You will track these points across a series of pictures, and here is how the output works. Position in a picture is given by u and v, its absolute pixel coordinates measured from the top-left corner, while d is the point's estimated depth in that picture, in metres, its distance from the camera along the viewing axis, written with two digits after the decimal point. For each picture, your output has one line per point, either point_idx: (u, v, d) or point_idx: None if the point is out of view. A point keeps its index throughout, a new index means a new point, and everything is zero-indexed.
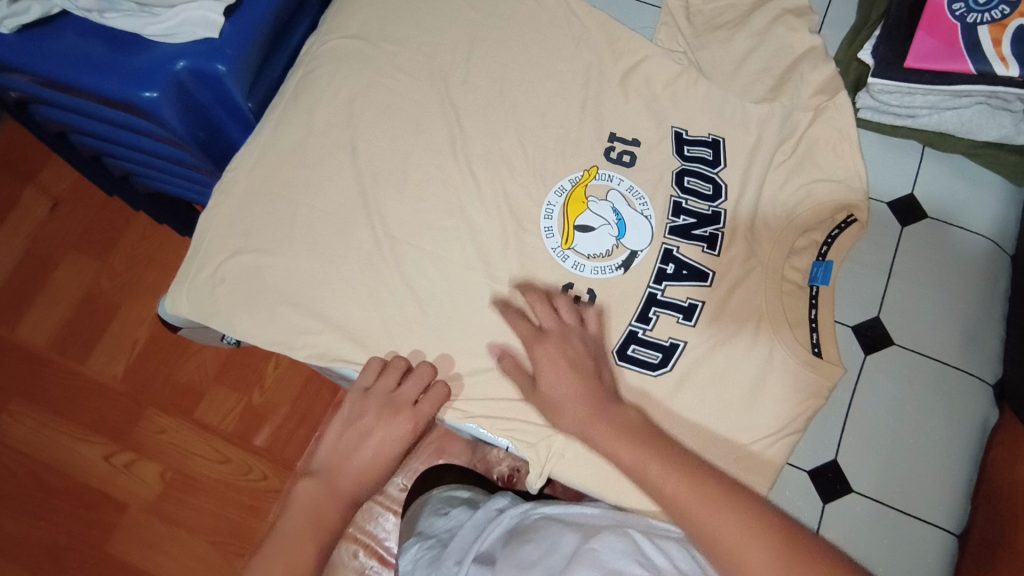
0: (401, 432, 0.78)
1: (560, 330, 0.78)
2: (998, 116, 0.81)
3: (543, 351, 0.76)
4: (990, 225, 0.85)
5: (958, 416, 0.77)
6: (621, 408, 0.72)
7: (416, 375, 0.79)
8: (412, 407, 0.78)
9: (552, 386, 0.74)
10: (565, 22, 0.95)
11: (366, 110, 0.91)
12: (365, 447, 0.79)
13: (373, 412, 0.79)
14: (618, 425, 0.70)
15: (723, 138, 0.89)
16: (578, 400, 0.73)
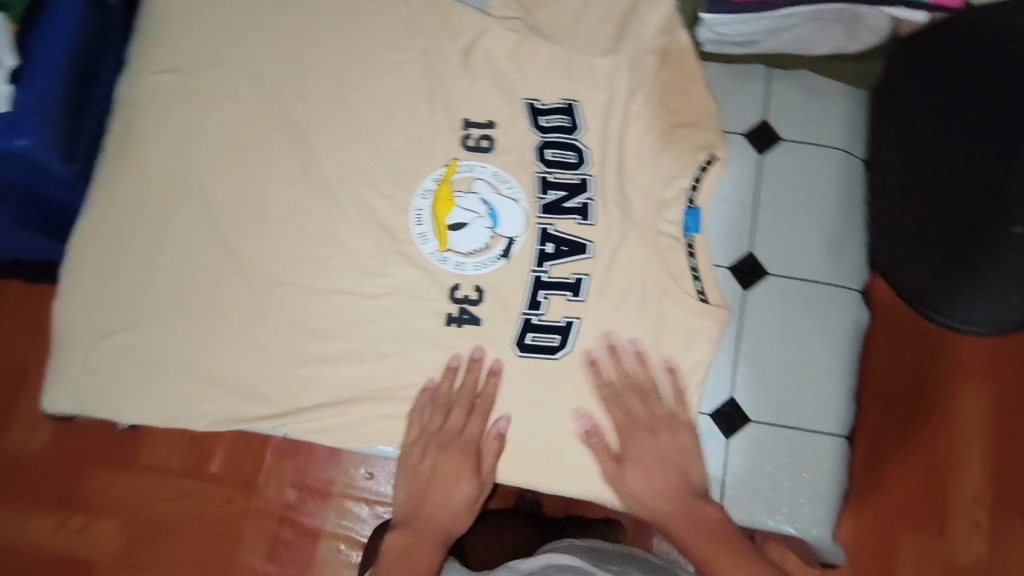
0: (465, 470, 0.79)
1: (651, 422, 0.79)
2: (829, 29, 0.82)
3: (635, 447, 0.78)
4: (841, 134, 0.87)
5: (835, 328, 0.82)
6: (702, 507, 0.74)
7: (460, 402, 0.80)
8: (461, 434, 0.80)
9: (640, 484, 0.76)
10: (395, 9, 0.90)
11: (203, 148, 0.85)
12: (437, 485, 0.79)
13: (433, 450, 0.80)
14: (699, 525, 0.73)
15: (577, 101, 0.88)
16: (660, 502, 0.75)
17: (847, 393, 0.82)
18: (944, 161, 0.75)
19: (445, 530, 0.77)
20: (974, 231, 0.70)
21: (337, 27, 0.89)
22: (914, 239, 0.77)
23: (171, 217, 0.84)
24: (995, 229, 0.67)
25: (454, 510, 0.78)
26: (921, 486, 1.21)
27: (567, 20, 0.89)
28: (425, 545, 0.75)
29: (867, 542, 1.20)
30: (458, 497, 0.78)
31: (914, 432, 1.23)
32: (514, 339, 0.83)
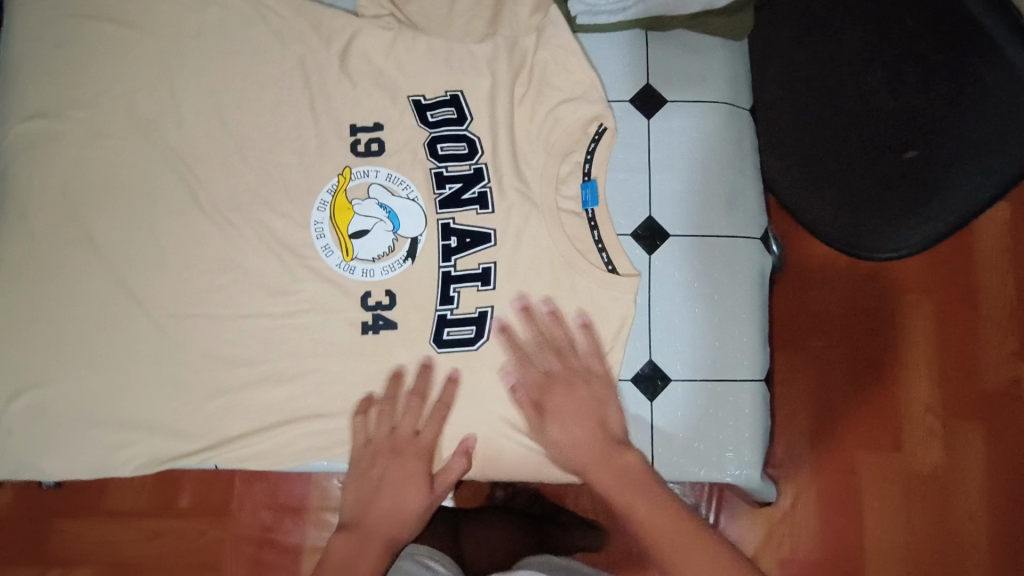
0: (416, 477, 0.80)
1: (568, 375, 0.80)
2: None
3: (556, 400, 0.78)
4: (725, 88, 0.88)
5: (740, 279, 0.84)
6: (620, 455, 0.75)
7: (408, 410, 0.81)
8: (413, 440, 0.81)
9: (558, 433, 0.77)
10: (263, 24, 0.88)
11: (85, 193, 0.83)
12: (383, 493, 0.80)
13: (384, 456, 0.81)
14: (620, 475, 0.74)
15: (461, 91, 0.87)
16: (584, 450, 0.76)
17: (759, 339, 0.83)
18: (834, 96, 0.82)
19: (389, 537, 0.79)
20: (875, 159, 0.78)
21: (208, 50, 0.87)
22: (823, 174, 0.84)
23: (68, 265, 0.82)
24: (893, 155, 0.75)
25: (403, 518, 0.79)
26: (874, 407, 1.26)
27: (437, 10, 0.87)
28: (370, 550, 0.78)
29: (828, 469, 1.25)
30: (406, 505, 0.79)
31: (860, 357, 1.27)
32: (432, 337, 0.83)
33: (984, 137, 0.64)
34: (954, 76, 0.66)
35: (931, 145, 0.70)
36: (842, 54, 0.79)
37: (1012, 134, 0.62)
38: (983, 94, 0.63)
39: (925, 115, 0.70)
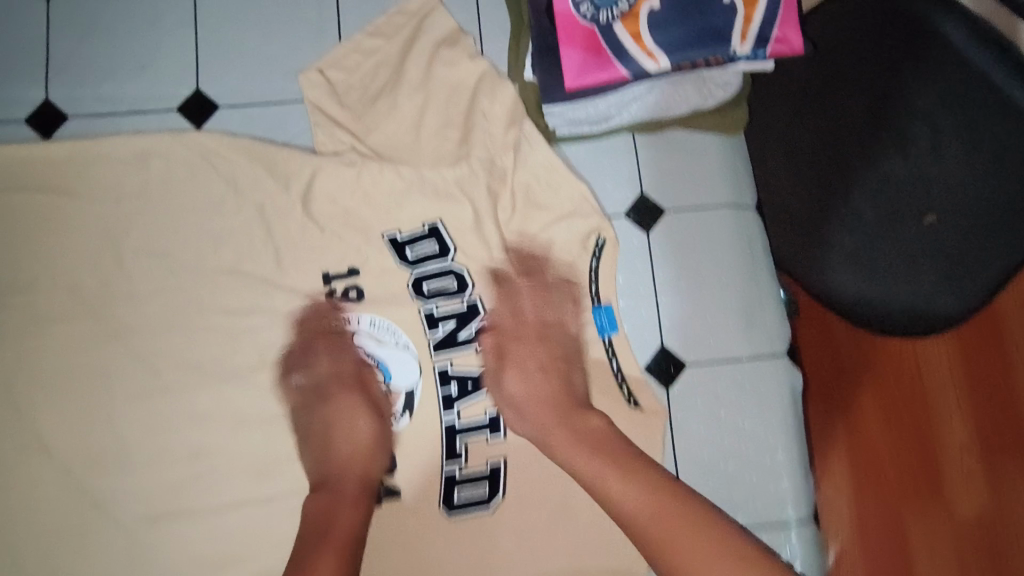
0: (359, 407, 0.76)
1: (536, 330, 0.78)
2: (681, 87, 0.75)
3: (517, 351, 0.77)
4: (726, 186, 0.81)
5: (769, 400, 0.76)
6: (584, 417, 0.72)
7: (332, 347, 0.78)
8: (331, 376, 0.77)
9: (516, 390, 0.75)
10: (215, 169, 0.80)
11: (27, 392, 0.73)
12: (335, 432, 0.74)
13: (315, 396, 0.77)
14: (588, 438, 0.70)
15: (441, 220, 0.79)
16: (539, 395, 0.74)
17: (799, 469, 0.75)
18: (846, 177, 0.81)
19: (367, 480, 0.73)
20: (895, 234, 0.79)
21: (155, 205, 0.78)
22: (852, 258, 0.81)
23: (22, 479, 0.72)
24: (910, 226, 0.78)
25: (360, 454, 0.73)
26: (902, 454, 1.10)
27: (406, 137, 0.81)
28: (347, 504, 0.69)
29: (872, 529, 1.10)
30: (360, 436, 0.74)
31: (882, 399, 1.12)
32: (441, 500, 0.74)
33: (988, 194, 0.72)
34: (940, 125, 0.75)
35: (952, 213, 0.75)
36: (848, 131, 0.80)
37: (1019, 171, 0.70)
38: (980, 133, 0.72)
39: (928, 179, 0.76)
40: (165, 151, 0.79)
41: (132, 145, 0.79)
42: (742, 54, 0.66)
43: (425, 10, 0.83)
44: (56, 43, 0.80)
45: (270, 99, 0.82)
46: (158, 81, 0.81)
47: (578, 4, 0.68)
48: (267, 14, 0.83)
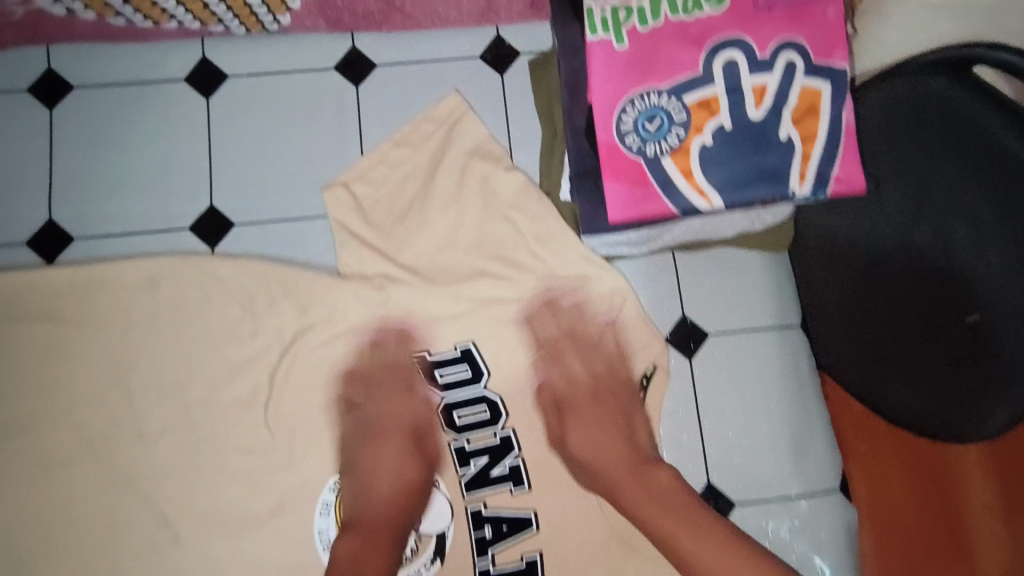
0: (408, 454, 0.72)
1: (604, 381, 0.74)
2: (723, 218, 0.68)
3: (579, 411, 0.72)
4: (772, 306, 0.77)
5: (820, 540, 0.73)
6: (648, 473, 0.68)
7: (394, 386, 0.74)
8: (389, 420, 0.73)
9: (579, 440, 0.71)
10: (229, 293, 0.75)
11: (35, 542, 0.69)
12: (382, 473, 0.70)
13: (364, 433, 0.73)
14: (655, 494, 0.66)
15: (474, 342, 0.75)
16: (593, 447, 0.70)
17: None
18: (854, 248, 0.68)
19: (401, 518, 0.68)
20: (930, 332, 0.62)
21: (165, 333, 0.74)
22: (866, 345, 0.68)
23: None
24: (948, 330, 0.60)
25: (407, 496, 0.70)
26: (915, 486, 0.68)
27: (433, 254, 0.76)
28: (382, 543, 0.66)
29: None
30: (404, 482, 0.70)
31: (900, 470, 0.70)
32: None
33: (990, 252, 0.56)
34: (929, 214, 0.61)
35: (1003, 317, 0.55)
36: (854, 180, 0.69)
37: (1005, 224, 0.55)
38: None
39: (904, 262, 0.64)
40: (174, 275, 0.74)
41: (141, 270, 0.74)
42: (801, 194, 0.61)
43: (452, 116, 0.79)
44: (64, 160, 0.76)
45: (292, 217, 0.78)
46: (171, 199, 0.77)
47: (622, 135, 0.63)
48: (287, 127, 0.79)
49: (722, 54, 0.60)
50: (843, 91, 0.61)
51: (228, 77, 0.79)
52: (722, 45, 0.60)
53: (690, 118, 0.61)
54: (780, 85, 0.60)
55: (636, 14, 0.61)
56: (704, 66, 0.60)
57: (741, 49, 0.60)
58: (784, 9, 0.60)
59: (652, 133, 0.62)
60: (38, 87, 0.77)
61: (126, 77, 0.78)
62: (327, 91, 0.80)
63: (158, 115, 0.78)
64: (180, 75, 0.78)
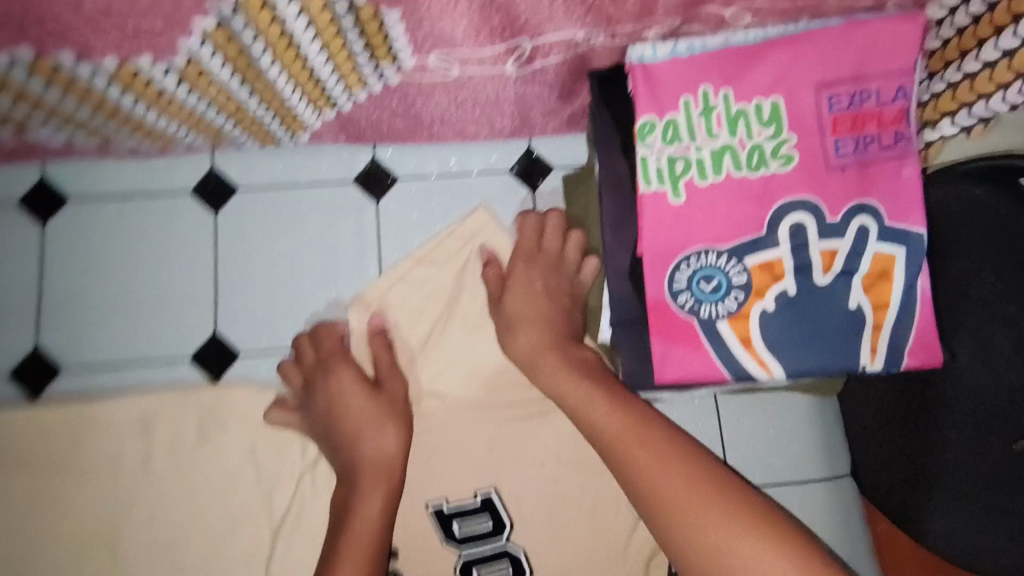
0: (352, 381, 0.65)
1: (551, 258, 0.70)
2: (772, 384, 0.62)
3: (522, 273, 0.69)
4: (819, 452, 0.72)
5: None
6: (573, 345, 0.66)
7: (321, 337, 0.69)
8: (320, 361, 0.68)
9: (517, 304, 0.68)
10: (230, 430, 0.68)
11: None
12: (337, 417, 0.64)
13: (309, 382, 0.67)
14: (580, 366, 0.63)
15: (496, 488, 0.69)
16: (529, 313, 0.67)
17: None
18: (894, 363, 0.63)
19: (383, 461, 0.62)
20: (975, 452, 0.58)
21: (158, 477, 0.67)
22: (919, 472, 0.61)
23: None
24: (994, 451, 0.57)
25: (366, 429, 0.63)
26: None
27: (456, 385, 0.71)
28: (366, 489, 0.60)
29: None
30: (361, 415, 0.64)
31: None
32: None
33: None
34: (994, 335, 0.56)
35: None
36: None
37: None
38: None
39: (965, 390, 0.58)
40: (171, 411, 0.68)
41: (134, 409, 0.68)
42: (873, 369, 0.56)
43: (477, 233, 0.73)
44: (57, 281, 0.70)
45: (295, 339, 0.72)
46: (173, 326, 0.71)
47: (673, 292, 0.57)
48: (299, 244, 0.73)
49: (789, 216, 0.55)
50: (919, 257, 0.55)
51: (238, 189, 0.73)
52: (789, 206, 0.55)
53: (750, 281, 0.56)
54: (851, 251, 0.55)
55: (695, 166, 0.56)
56: (768, 226, 0.55)
57: (810, 212, 0.55)
58: (858, 170, 0.54)
59: (708, 294, 0.57)
60: (31, 200, 0.71)
61: (129, 189, 0.72)
62: (344, 204, 0.74)
63: (160, 232, 0.72)
64: (187, 186, 0.73)
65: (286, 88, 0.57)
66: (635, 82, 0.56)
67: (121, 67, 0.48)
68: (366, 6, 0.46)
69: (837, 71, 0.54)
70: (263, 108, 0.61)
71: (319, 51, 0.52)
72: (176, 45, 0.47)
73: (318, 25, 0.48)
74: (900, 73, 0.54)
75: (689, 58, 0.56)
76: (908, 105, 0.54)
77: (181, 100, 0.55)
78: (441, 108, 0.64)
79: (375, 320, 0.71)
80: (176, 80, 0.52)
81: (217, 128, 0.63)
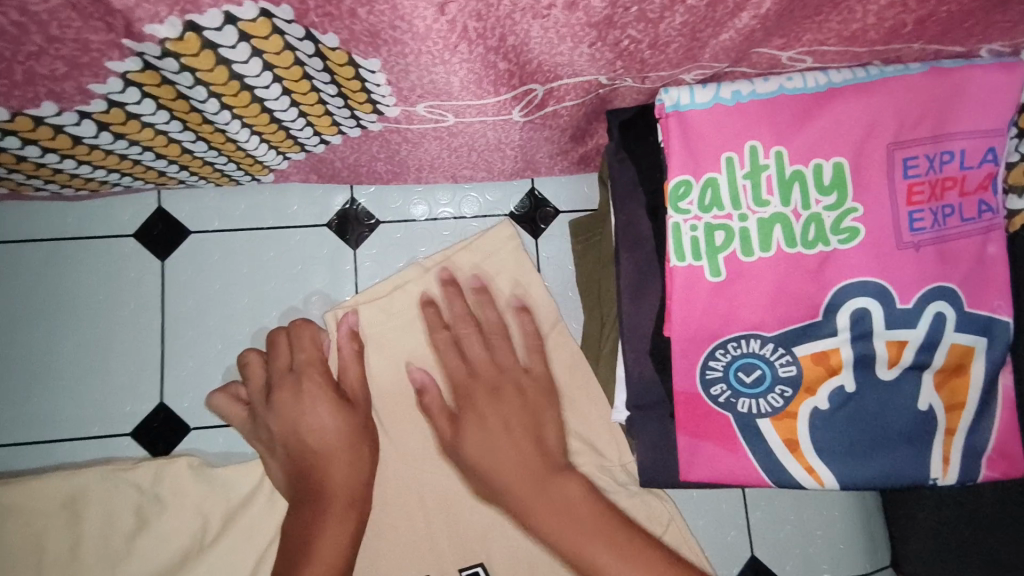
0: (324, 391, 0.57)
1: (489, 332, 0.61)
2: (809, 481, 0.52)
3: (467, 387, 0.59)
4: (858, 542, 0.63)
5: None
6: (559, 484, 0.53)
7: (296, 339, 0.59)
8: (290, 368, 0.58)
9: (473, 457, 0.55)
10: (173, 514, 0.58)
11: None
12: (304, 429, 0.55)
13: (268, 390, 0.57)
14: (561, 510, 0.52)
15: (483, 564, 0.59)
16: (510, 477, 0.54)
17: None
18: None
19: (355, 487, 0.54)
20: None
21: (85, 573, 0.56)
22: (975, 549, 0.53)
23: None
24: None
25: (336, 452, 0.55)
26: None
27: (443, 461, 0.61)
28: (335, 514, 0.53)
29: None
30: (332, 435, 0.55)
31: None
32: None
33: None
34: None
35: None
36: None
37: None
38: None
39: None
40: (103, 496, 0.57)
41: (56, 492, 0.57)
42: (944, 482, 0.47)
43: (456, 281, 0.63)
44: None
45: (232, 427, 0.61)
46: (110, 395, 0.60)
47: (706, 381, 0.47)
48: (261, 296, 0.63)
49: (851, 299, 0.45)
50: (1002, 349, 0.46)
51: (191, 232, 0.62)
52: (851, 287, 0.45)
53: (801, 374, 0.46)
54: (923, 343, 0.45)
55: (738, 238, 0.46)
56: (825, 311, 0.46)
57: (876, 298, 0.45)
58: (935, 247, 0.45)
59: (748, 387, 0.47)
60: None
61: (59, 233, 0.61)
62: (316, 252, 0.64)
63: (97, 280, 0.61)
64: (129, 229, 0.62)
65: (241, 134, 0.48)
66: (669, 132, 0.47)
67: (16, 117, 0.40)
68: (337, 50, 0.37)
69: (913, 128, 0.45)
70: (214, 152, 0.51)
71: (279, 93, 0.42)
72: (88, 89, 0.38)
73: (277, 68, 0.39)
74: (989, 133, 0.45)
75: (735, 105, 0.46)
76: (997, 170, 0.45)
77: (108, 149, 0.46)
78: (431, 155, 0.56)
79: (350, 321, 0.60)
80: (95, 127, 0.42)
81: (159, 172, 0.53)
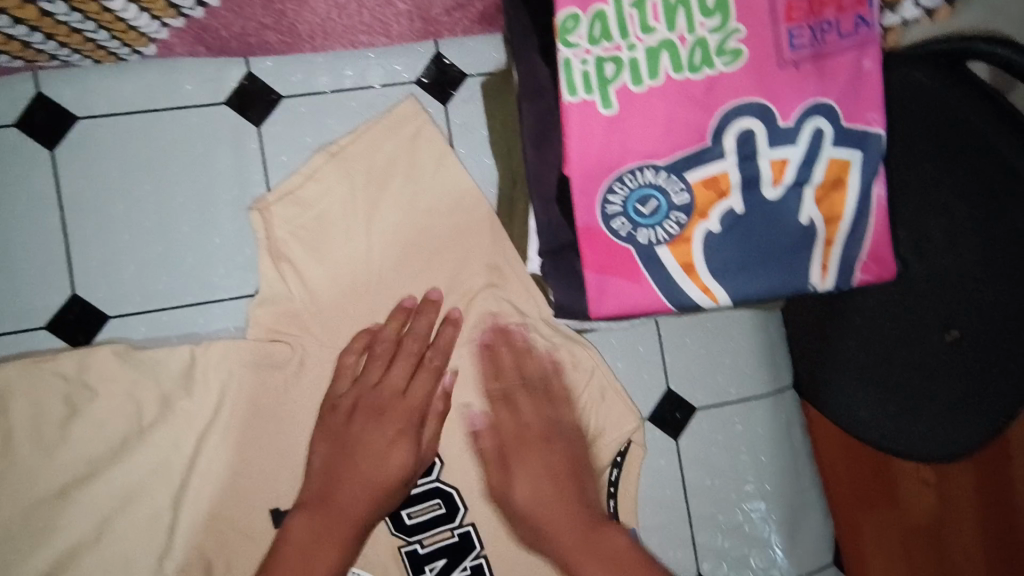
0: (411, 429, 0.58)
1: (543, 388, 0.59)
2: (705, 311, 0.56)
3: (520, 449, 0.56)
4: (762, 368, 0.69)
5: None
6: (588, 492, 0.55)
7: (401, 359, 0.59)
8: (400, 398, 0.59)
9: (528, 496, 0.54)
10: (103, 399, 0.58)
11: None
12: (380, 462, 0.56)
13: (363, 416, 0.58)
14: (562, 512, 0.52)
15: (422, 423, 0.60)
16: (549, 508, 0.53)
17: None
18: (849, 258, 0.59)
19: (370, 517, 0.54)
20: (908, 340, 0.57)
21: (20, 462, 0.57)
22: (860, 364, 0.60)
23: None
24: (925, 341, 0.55)
25: (391, 490, 0.55)
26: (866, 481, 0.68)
27: None
28: (336, 543, 0.52)
29: None
30: (394, 471, 0.56)
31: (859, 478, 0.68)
32: None
33: (1019, 307, 0.50)
34: (929, 231, 0.55)
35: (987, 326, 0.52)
36: None
37: (987, 234, 0.51)
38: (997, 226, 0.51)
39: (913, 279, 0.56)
40: (26, 386, 0.57)
41: None
42: (822, 289, 0.51)
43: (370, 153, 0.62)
44: None
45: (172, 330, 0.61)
46: (18, 290, 0.59)
47: (606, 214, 0.49)
48: (164, 180, 0.61)
49: (736, 120, 0.47)
50: (876, 163, 0.49)
51: (79, 117, 0.60)
52: (735, 110, 0.47)
53: (694, 200, 0.48)
54: (803, 160, 0.48)
55: (628, 68, 0.47)
56: (713, 135, 0.47)
57: (759, 118, 0.47)
58: (813, 64, 0.47)
59: (645, 218, 0.49)
60: None
61: None
62: (215, 132, 0.62)
63: None
64: (10, 118, 0.59)
65: None
66: None
67: None
68: None
69: None
70: (77, 15, 0.48)
71: None
72: None
73: None
74: None
75: None
76: None
77: None
78: (320, 16, 0.55)
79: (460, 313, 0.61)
80: None
81: (24, 44, 0.50)
